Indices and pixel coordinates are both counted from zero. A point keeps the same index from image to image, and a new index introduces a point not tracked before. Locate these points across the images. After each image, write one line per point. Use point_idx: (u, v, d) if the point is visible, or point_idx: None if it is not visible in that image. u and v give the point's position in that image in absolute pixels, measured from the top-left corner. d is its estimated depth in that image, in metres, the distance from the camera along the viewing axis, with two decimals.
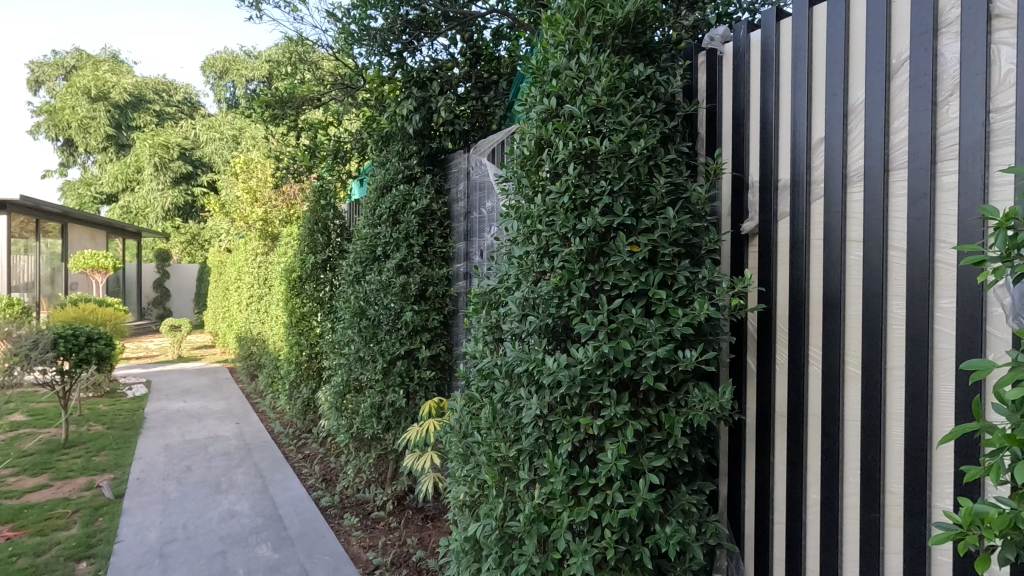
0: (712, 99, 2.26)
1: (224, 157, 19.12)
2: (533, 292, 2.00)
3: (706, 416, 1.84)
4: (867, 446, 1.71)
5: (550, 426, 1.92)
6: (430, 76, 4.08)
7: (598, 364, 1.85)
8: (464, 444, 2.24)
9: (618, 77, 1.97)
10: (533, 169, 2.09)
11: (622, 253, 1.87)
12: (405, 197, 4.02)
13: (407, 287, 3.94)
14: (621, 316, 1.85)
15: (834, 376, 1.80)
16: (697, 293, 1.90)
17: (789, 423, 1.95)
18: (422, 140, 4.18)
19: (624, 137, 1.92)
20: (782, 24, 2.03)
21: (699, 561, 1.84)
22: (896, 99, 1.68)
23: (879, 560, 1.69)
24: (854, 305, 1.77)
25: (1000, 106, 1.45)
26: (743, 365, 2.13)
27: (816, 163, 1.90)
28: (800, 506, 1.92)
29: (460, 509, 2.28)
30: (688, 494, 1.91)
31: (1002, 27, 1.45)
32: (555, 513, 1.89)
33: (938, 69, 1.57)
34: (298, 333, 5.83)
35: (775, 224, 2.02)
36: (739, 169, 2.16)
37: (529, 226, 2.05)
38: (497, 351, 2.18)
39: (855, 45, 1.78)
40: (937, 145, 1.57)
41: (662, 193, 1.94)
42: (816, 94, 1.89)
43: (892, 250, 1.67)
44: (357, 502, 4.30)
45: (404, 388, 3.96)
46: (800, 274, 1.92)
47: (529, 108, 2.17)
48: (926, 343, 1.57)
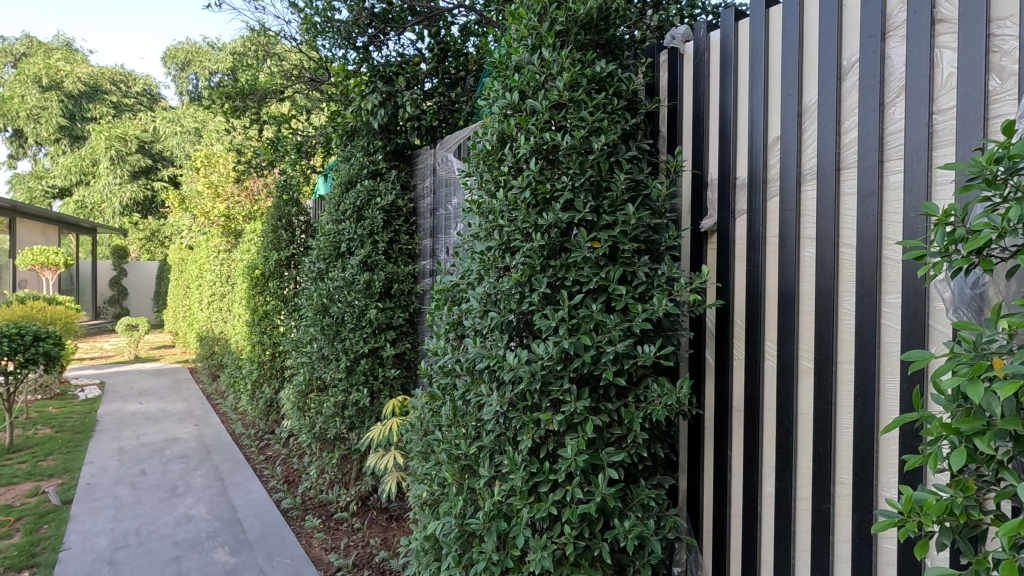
0: (673, 97, 2.28)
1: (185, 151, 18.49)
2: (494, 288, 1.99)
3: (665, 410, 1.84)
4: (819, 438, 1.75)
5: (511, 422, 1.92)
6: (396, 71, 4.02)
7: (559, 360, 1.85)
8: (424, 442, 2.21)
9: (580, 72, 1.97)
10: (495, 162, 2.07)
11: (583, 248, 1.88)
12: (369, 192, 3.97)
13: (371, 285, 3.87)
14: (581, 312, 1.85)
15: (788, 369, 1.84)
16: (656, 288, 1.92)
17: (745, 418, 1.99)
18: (387, 135, 4.12)
19: (585, 133, 1.92)
20: (740, 24, 2.06)
21: (657, 555, 1.84)
22: (847, 100, 1.72)
23: (829, 549, 1.73)
24: (807, 301, 1.82)
25: (943, 108, 1.50)
26: (702, 360, 2.16)
27: (772, 162, 1.93)
28: (756, 499, 1.95)
29: (421, 507, 2.25)
30: (647, 488, 1.92)
31: (945, 32, 1.50)
32: (515, 510, 1.88)
33: (886, 72, 1.62)
34: (261, 332, 5.69)
35: (733, 222, 2.05)
36: (698, 167, 2.19)
37: (490, 221, 2.03)
38: (459, 347, 2.15)
39: (808, 46, 1.82)
40: (884, 145, 1.62)
41: (622, 189, 1.94)
42: (771, 93, 1.93)
43: (843, 247, 1.71)
44: (320, 504, 4.22)
45: (368, 387, 3.90)
46: (755, 270, 1.96)
47: (492, 103, 2.15)
48: (874, 337, 1.61)
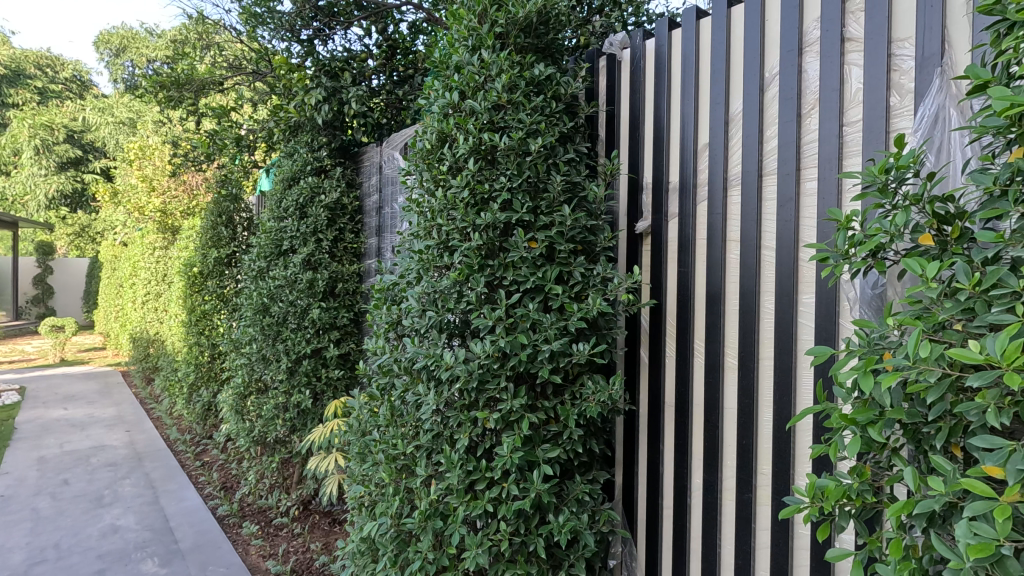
0: (611, 102, 2.34)
1: (119, 142, 17.46)
2: (432, 287, 2.00)
3: (598, 407, 1.89)
4: (743, 430, 1.84)
5: (448, 421, 1.93)
6: (342, 67, 3.97)
7: (495, 358, 1.88)
8: (362, 442, 2.19)
9: (518, 75, 2.00)
10: (435, 162, 2.07)
11: (520, 248, 1.91)
12: (313, 189, 3.88)
13: (314, 284, 3.79)
14: (518, 311, 1.88)
15: (715, 366, 1.93)
16: (591, 288, 1.96)
17: (676, 413, 2.07)
18: (332, 132, 4.07)
19: (523, 134, 1.95)
20: (673, 34, 2.14)
21: (590, 549, 1.89)
22: (768, 110, 1.82)
23: (751, 537, 1.82)
24: (733, 300, 1.90)
25: (851, 120, 1.61)
26: (637, 357, 2.24)
27: (701, 167, 2.02)
28: (685, 491, 2.03)
29: (358, 508, 2.23)
30: (582, 483, 1.96)
31: (854, 50, 1.61)
32: (451, 508, 1.88)
33: (803, 85, 1.72)
34: (198, 333, 5.47)
35: (666, 224, 2.13)
36: (634, 171, 2.26)
37: (429, 220, 2.04)
38: (397, 347, 2.14)
39: (735, 58, 1.91)
40: (801, 154, 1.72)
41: (559, 191, 1.98)
42: (701, 101, 2.02)
43: (765, 249, 1.81)
44: (258, 510, 4.09)
45: (310, 388, 3.81)
46: (686, 271, 2.04)
47: (432, 102, 2.16)
48: (792, 334, 1.71)
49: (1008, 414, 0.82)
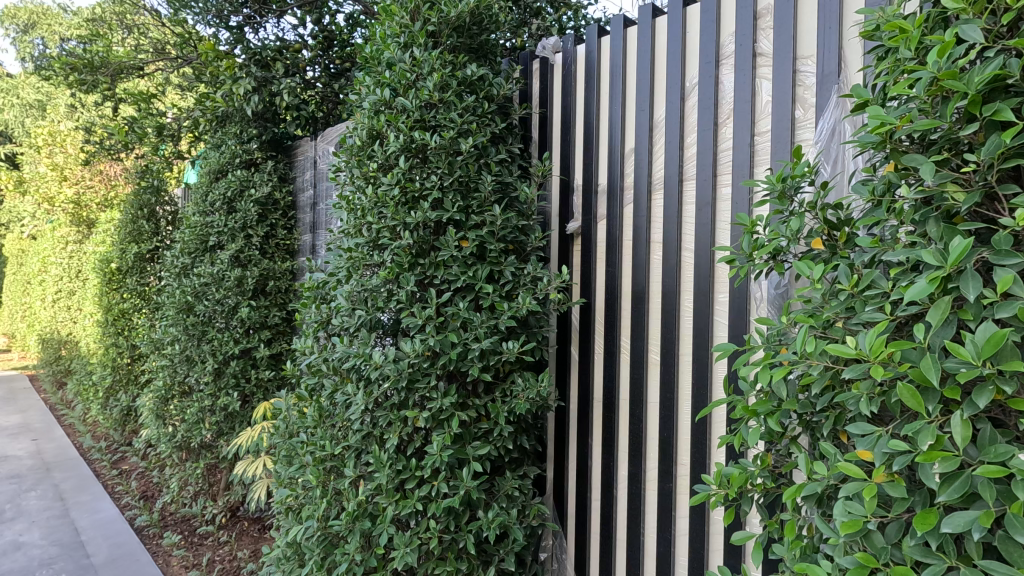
0: (544, 105, 2.40)
1: (25, 126, 16.04)
2: (362, 285, 1.98)
3: (527, 403, 1.93)
4: (664, 423, 1.92)
5: (378, 421, 1.91)
6: (274, 56, 3.78)
7: (426, 357, 1.88)
8: (289, 445, 2.13)
9: (450, 74, 2.01)
10: (365, 159, 2.05)
11: (450, 247, 1.92)
12: (242, 183, 3.74)
13: (243, 281, 3.66)
14: (449, 310, 1.90)
15: (639, 362, 2.01)
16: (522, 287, 2.00)
17: (604, 408, 2.14)
18: (263, 124, 3.94)
19: (454, 134, 1.96)
20: (602, 41, 2.20)
21: (519, 543, 1.92)
22: (688, 118, 1.91)
23: (672, 525, 1.90)
24: (656, 299, 1.99)
25: (761, 130, 1.71)
26: (567, 355, 2.30)
27: (628, 170, 2.10)
28: (612, 483, 2.10)
29: (284, 513, 2.16)
30: (512, 479, 2.00)
31: (764, 64, 1.71)
32: (380, 508, 1.87)
33: (719, 95, 1.82)
34: (116, 333, 5.13)
35: (595, 225, 2.20)
36: (566, 173, 2.32)
37: (360, 218, 2.02)
38: (326, 347, 2.10)
39: (659, 66, 2.00)
40: (718, 161, 1.82)
41: (490, 191, 2.00)
42: (628, 107, 2.09)
43: (685, 250, 1.90)
44: (181, 519, 3.89)
45: (239, 390, 3.66)
46: (614, 271, 2.12)
47: (363, 98, 2.12)
48: (708, 331, 1.80)
49: (876, 402, 0.90)
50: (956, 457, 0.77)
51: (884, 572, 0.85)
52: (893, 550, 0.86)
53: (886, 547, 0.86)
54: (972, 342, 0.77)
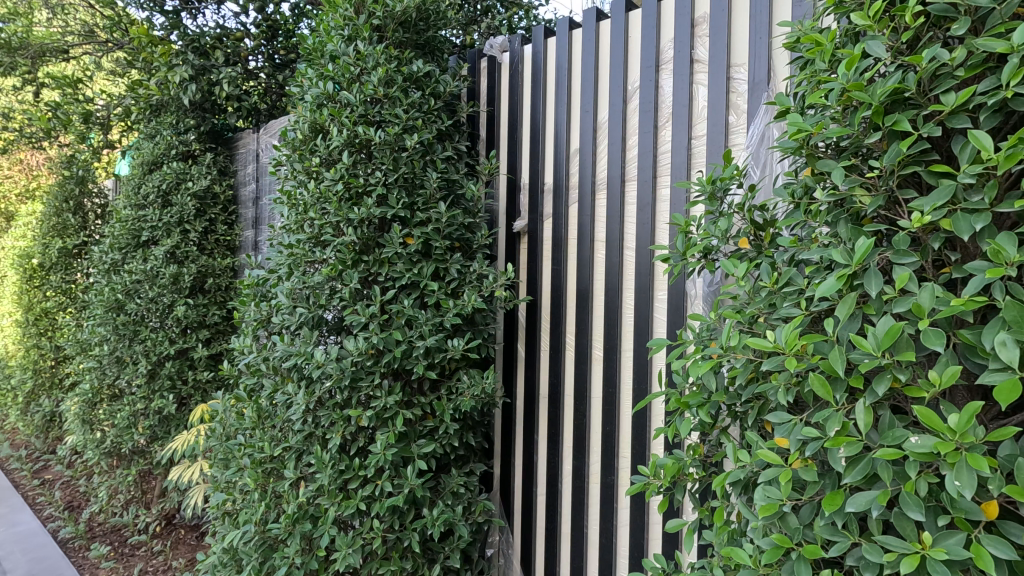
0: (491, 103, 2.41)
1: None
2: (303, 282, 1.93)
3: (472, 400, 1.93)
4: (606, 418, 1.97)
5: (320, 421, 1.87)
6: (214, 44, 3.61)
7: (369, 356, 1.86)
8: (225, 447, 2.06)
9: (395, 70, 1.99)
10: (307, 153, 2.00)
11: (395, 244, 1.91)
12: (178, 175, 3.58)
13: (179, 279, 3.49)
14: (393, 307, 1.89)
15: (583, 359, 2.05)
16: (467, 285, 2.00)
17: (549, 404, 2.18)
18: (202, 114, 3.75)
19: (399, 130, 1.95)
20: (548, 41, 2.23)
21: (465, 540, 1.93)
22: (630, 121, 1.96)
23: (614, 517, 1.95)
24: (599, 297, 2.04)
25: (698, 134, 1.78)
26: (514, 352, 2.33)
27: (573, 170, 2.13)
28: (557, 477, 2.14)
29: (220, 518, 2.09)
30: (458, 476, 2.00)
31: (700, 71, 1.78)
32: (322, 510, 1.83)
33: (659, 99, 1.88)
34: (38, 334, 4.80)
35: (541, 224, 2.23)
36: (513, 171, 2.34)
37: (301, 213, 1.97)
38: (266, 345, 2.04)
39: (602, 69, 2.04)
40: (658, 163, 1.88)
41: (435, 188, 2.00)
42: (573, 108, 2.13)
43: (627, 250, 1.95)
44: (111, 529, 3.69)
45: (174, 393, 3.49)
46: (559, 270, 2.15)
47: (305, 90, 2.07)
48: (648, 328, 1.85)
49: (792, 392, 0.96)
50: (859, 442, 0.83)
51: (797, 551, 0.90)
52: (805, 531, 0.92)
53: (799, 528, 0.92)
54: (873, 334, 0.83)
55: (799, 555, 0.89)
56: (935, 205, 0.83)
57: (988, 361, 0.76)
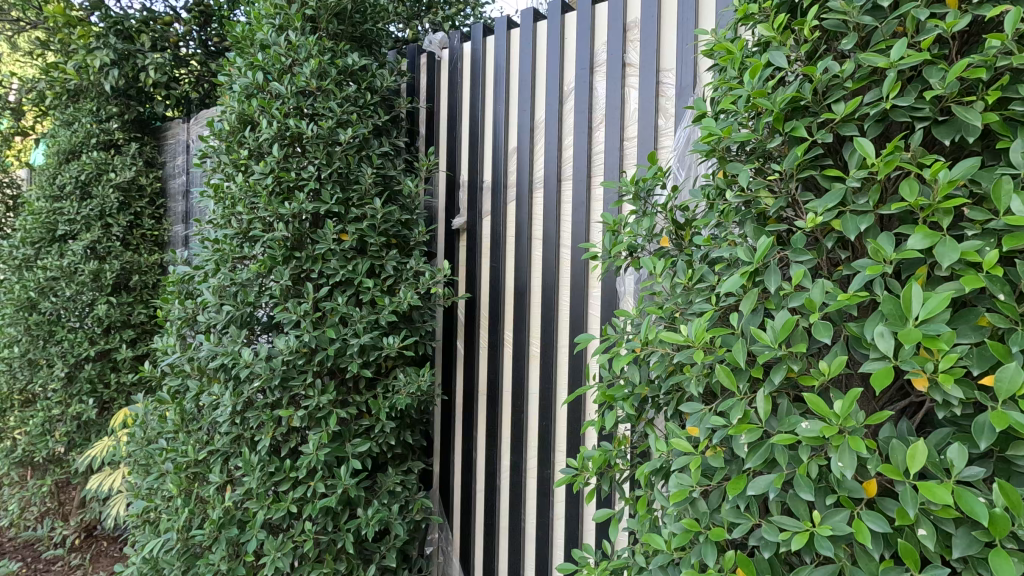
0: (431, 100, 2.41)
1: None
2: (230, 278, 1.87)
3: (408, 398, 1.92)
4: (543, 414, 1.99)
5: (248, 422, 1.81)
6: (139, 27, 3.39)
7: (301, 354, 1.82)
8: (146, 452, 1.97)
9: (329, 62, 1.94)
10: (235, 145, 1.93)
11: (329, 240, 1.87)
12: (99, 166, 3.37)
13: (100, 276, 3.29)
14: (327, 305, 1.85)
15: (521, 355, 2.08)
16: (403, 282, 1.98)
17: (488, 400, 2.19)
18: (126, 101, 3.57)
19: (332, 124, 1.91)
20: (487, 40, 2.24)
21: (401, 538, 1.92)
22: (566, 121, 1.99)
23: (550, 512, 1.97)
24: (536, 294, 2.06)
25: (630, 135, 1.82)
26: (453, 349, 2.34)
27: (511, 168, 2.16)
28: (496, 473, 2.16)
29: (139, 527, 1.99)
30: (394, 475, 1.98)
31: (632, 74, 1.82)
32: (250, 514, 1.78)
33: (593, 100, 1.92)
34: None
35: (480, 221, 2.25)
36: (452, 169, 2.35)
37: (228, 207, 1.90)
38: (191, 345, 1.95)
39: (539, 68, 2.07)
40: (592, 163, 1.92)
41: (370, 184, 1.97)
42: (511, 106, 2.15)
43: (563, 248, 1.98)
44: (24, 544, 3.45)
45: (95, 397, 3.29)
46: (498, 267, 2.17)
47: (233, 80, 1.99)
48: (583, 324, 1.89)
49: (703, 383, 1.01)
50: (759, 429, 0.88)
51: (705, 534, 0.95)
52: (713, 514, 0.97)
53: (708, 512, 0.97)
54: (772, 328, 0.88)
55: (706, 537, 0.94)
56: (827, 206, 0.89)
57: (869, 351, 0.82)
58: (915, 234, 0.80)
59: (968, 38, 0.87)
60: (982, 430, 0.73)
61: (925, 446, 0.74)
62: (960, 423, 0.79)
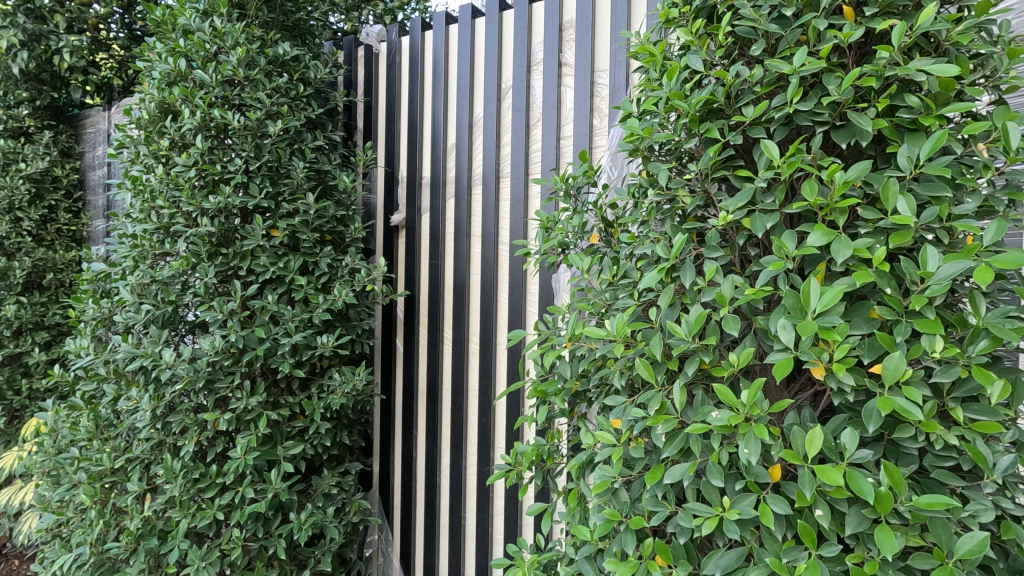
0: (368, 94, 2.37)
1: None
2: (149, 276, 1.77)
3: (344, 398, 1.87)
4: (481, 411, 1.99)
5: (170, 427, 1.73)
6: (53, 7, 3.09)
7: (228, 355, 1.75)
8: (56, 462, 1.84)
9: (258, 51, 1.88)
10: (154, 135, 1.83)
11: (257, 236, 1.80)
12: (7, 154, 3.10)
13: (9, 274, 3.04)
14: (256, 303, 1.78)
15: (460, 353, 2.07)
16: (338, 279, 1.94)
17: (427, 399, 2.17)
18: (37, 86, 3.28)
19: (261, 115, 1.84)
20: (426, 34, 2.22)
21: (337, 542, 1.87)
22: (504, 119, 2.00)
23: (489, 509, 1.97)
24: (474, 291, 2.06)
25: (566, 134, 1.84)
26: (393, 347, 2.31)
27: (450, 165, 2.14)
28: (436, 471, 2.14)
29: (49, 542, 1.85)
30: (330, 477, 1.93)
31: (568, 74, 1.84)
32: (172, 523, 1.70)
33: (531, 99, 1.93)
34: None
35: (419, 217, 2.23)
36: (391, 164, 2.32)
37: (147, 200, 1.80)
38: (108, 347, 1.83)
39: (477, 65, 2.06)
40: (530, 161, 1.93)
41: (302, 178, 1.90)
42: (450, 102, 2.14)
43: (501, 245, 1.98)
44: None
45: (3, 405, 3.05)
46: (437, 264, 2.16)
47: (153, 66, 1.88)
48: (521, 321, 1.89)
49: (625, 377, 1.03)
50: (675, 419, 0.91)
51: (625, 523, 0.98)
52: (634, 504, 1.00)
53: (630, 501, 1.00)
54: (686, 322, 0.91)
55: (627, 527, 0.97)
56: (738, 205, 0.93)
57: (774, 343, 0.86)
58: (814, 232, 0.84)
59: (864, 49, 0.93)
60: (871, 415, 0.78)
61: (821, 431, 0.78)
62: (854, 409, 0.84)
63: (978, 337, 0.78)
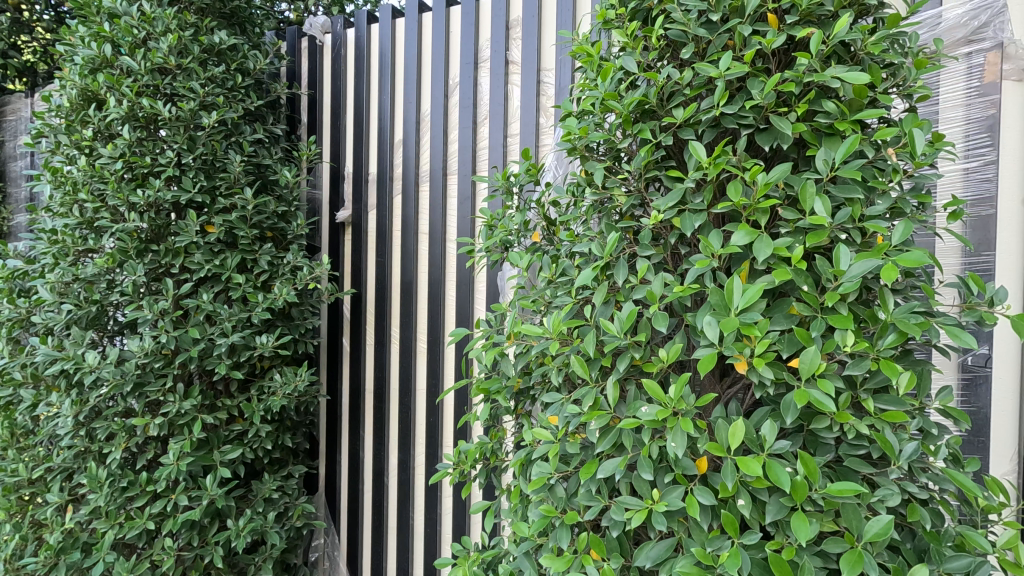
0: (313, 87, 2.31)
1: None
2: (70, 274, 1.67)
3: (285, 400, 1.82)
4: (429, 410, 1.97)
5: (95, 434, 1.64)
6: None
7: (159, 356, 1.67)
8: None
9: (191, 39, 1.80)
10: (77, 124, 1.74)
11: (191, 232, 1.72)
12: None
13: None
14: (189, 302, 1.70)
15: (407, 351, 2.04)
16: (279, 278, 1.88)
17: (375, 399, 2.14)
18: None
19: (194, 106, 1.76)
20: (372, 28, 2.17)
21: (278, 547, 1.80)
22: (451, 115, 1.98)
23: (437, 508, 1.96)
24: (422, 289, 2.04)
25: (513, 133, 1.84)
26: (339, 346, 2.26)
27: (397, 161, 2.11)
28: (383, 472, 2.11)
29: None
30: (270, 481, 1.87)
31: (515, 73, 1.84)
32: (97, 535, 1.61)
33: (478, 96, 1.92)
34: None
35: (366, 214, 2.19)
36: (336, 160, 2.27)
37: (68, 193, 1.71)
38: (24, 349, 1.71)
39: (424, 60, 2.04)
40: (477, 158, 1.92)
41: (239, 171, 1.83)
42: (397, 97, 2.11)
43: (449, 243, 1.97)
44: None
45: None
46: (384, 261, 2.12)
47: (74, 51, 1.78)
48: (469, 319, 1.89)
49: (561, 374, 1.04)
50: (607, 415, 0.93)
51: (561, 518, 0.99)
52: (570, 499, 1.01)
53: (566, 496, 1.01)
54: (618, 319, 0.92)
55: (561, 522, 0.98)
56: (668, 204, 0.95)
57: (701, 338, 0.89)
58: (738, 231, 0.87)
59: (787, 57, 0.97)
60: (788, 408, 0.81)
61: (743, 424, 0.80)
62: (775, 401, 0.88)
63: (887, 331, 0.82)
